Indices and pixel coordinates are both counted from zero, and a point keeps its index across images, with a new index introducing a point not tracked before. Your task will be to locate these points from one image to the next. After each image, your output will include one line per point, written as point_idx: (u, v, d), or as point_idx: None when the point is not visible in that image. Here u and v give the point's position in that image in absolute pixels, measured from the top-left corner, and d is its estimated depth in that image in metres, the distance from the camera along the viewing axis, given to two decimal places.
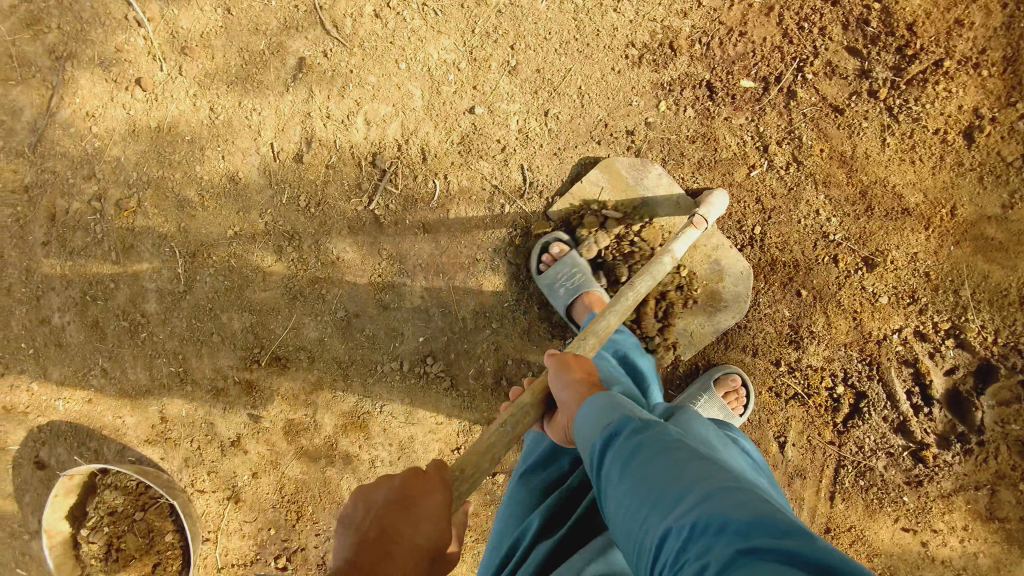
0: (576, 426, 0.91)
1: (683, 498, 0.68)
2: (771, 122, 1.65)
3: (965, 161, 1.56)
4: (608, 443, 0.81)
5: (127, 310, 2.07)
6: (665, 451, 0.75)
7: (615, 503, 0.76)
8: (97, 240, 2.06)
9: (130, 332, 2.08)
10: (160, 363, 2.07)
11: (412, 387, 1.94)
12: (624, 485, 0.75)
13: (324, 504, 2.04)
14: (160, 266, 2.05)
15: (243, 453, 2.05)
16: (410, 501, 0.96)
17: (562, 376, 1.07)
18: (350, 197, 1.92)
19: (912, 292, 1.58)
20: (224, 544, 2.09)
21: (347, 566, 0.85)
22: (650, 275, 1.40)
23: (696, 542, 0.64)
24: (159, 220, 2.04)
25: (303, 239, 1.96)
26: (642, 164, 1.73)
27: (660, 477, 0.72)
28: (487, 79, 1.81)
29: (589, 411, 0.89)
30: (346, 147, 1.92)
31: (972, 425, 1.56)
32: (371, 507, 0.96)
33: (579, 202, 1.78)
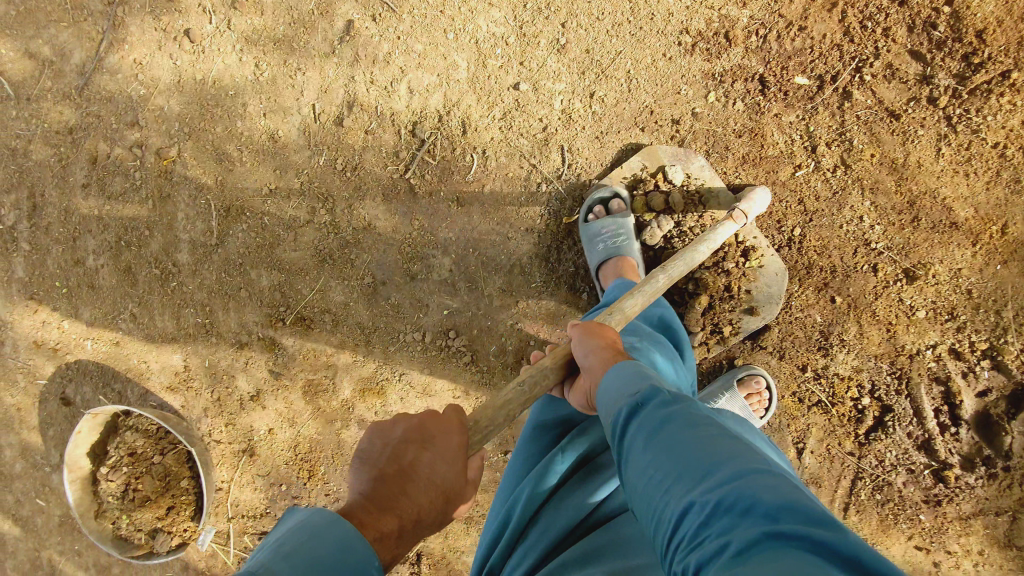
0: (601, 394, 0.90)
1: (709, 474, 0.67)
2: (822, 123, 1.61)
3: (1022, 178, 1.49)
4: (634, 412, 0.80)
5: (159, 258, 2.11)
6: (694, 426, 0.74)
7: (635, 473, 0.76)
8: (137, 188, 2.10)
9: (160, 280, 2.11)
10: (188, 313, 2.11)
11: (432, 360, 1.94)
12: (647, 455, 0.74)
13: (336, 466, 2.05)
14: (195, 217, 2.08)
15: (262, 408, 2.08)
16: (427, 441, 0.97)
17: (587, 344, 1.08)
18: (387, 164, 1.92)
19: (951, 309, 1.54)
20: (237, 495, 2.13)
21: (363, 500, 0.88)
22: (684, 262, 1.38)
23: (720, 520, 0.63)
24: (197, 171, 2.06)
25: (337, 203, 1.97)
26: (685, 154, 1.69)
27: (688, 451, 0.71)
28: (535, 56, 1.78)
29: (617, 380, 0.89)
30: (387, 114, 1.91)
31: (1001, 451, 1.51)
32: (389, 444, 0.97)
33: (615, 187, 1.75)
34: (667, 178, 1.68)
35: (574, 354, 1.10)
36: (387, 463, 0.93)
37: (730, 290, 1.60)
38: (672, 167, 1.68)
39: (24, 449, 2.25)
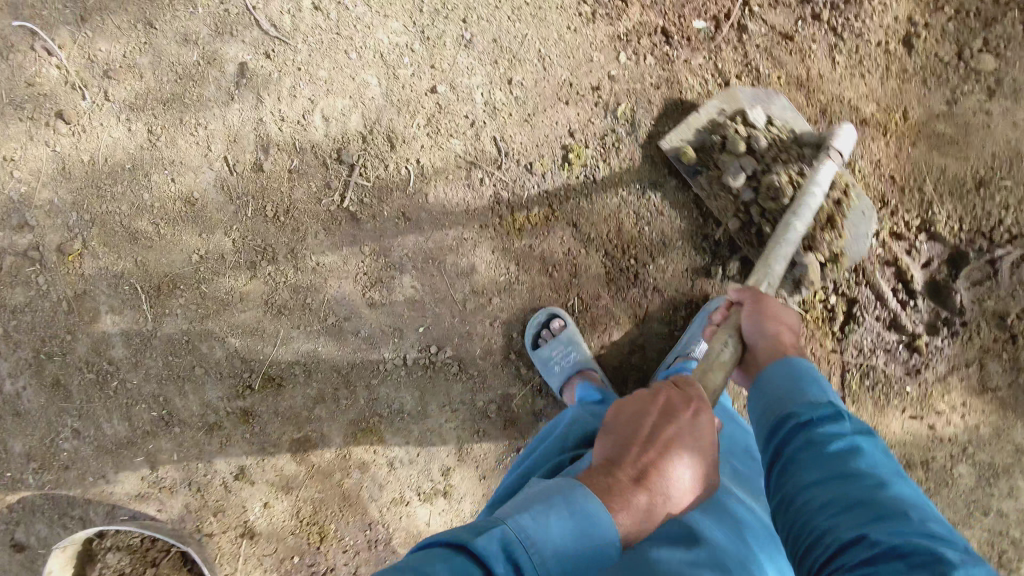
0: (765, 393, 1.06)
1: (885, 517, 0.80)
2: (728, 58, 1.72)
3: (908, 67, 1.67)
4: (806, 427, 0.96)
5: (92, 361, 1.93)
6: (864, 471, 0.87)
7: (792, 483, 0.90)
8: (46, 292, 1.92)
9: (102, 383, 1.94)
10: (140, 410, 1.95)
11: (421, 381, 1.89)
12: (811, 475, 0.89)
13: (346, 519, 1.95)
14: (121, 306, 1.93)
15: (250, 484, 1.95)
16: (671, 415, 1.02)
17: (768, 320, 1.22)
18: (320, 198, 1.86)
19: (883, 196, 1.67)
20: None
21: (614, 467, 0.97)
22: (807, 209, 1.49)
23: (890, 557, 0.75)
24: (111, 258, 1.91)
25: (278, 251, 1.88)
26: (768, 94, 1.68)
27: (860, 491, 0.84)
28: (444, 56, 1.79)
29: (787, 384, 1.05)
30: (307, 148, 1.85)
31: (954, 308, 1.68)
32: (637, 416, 1.03)
33: (691, 133, 1.70)
34: (750, 120, 1.65)
35: (744, 327, 1.25)
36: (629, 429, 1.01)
37: (833, 221, 1.59)
38: (754, 110, 1.66)
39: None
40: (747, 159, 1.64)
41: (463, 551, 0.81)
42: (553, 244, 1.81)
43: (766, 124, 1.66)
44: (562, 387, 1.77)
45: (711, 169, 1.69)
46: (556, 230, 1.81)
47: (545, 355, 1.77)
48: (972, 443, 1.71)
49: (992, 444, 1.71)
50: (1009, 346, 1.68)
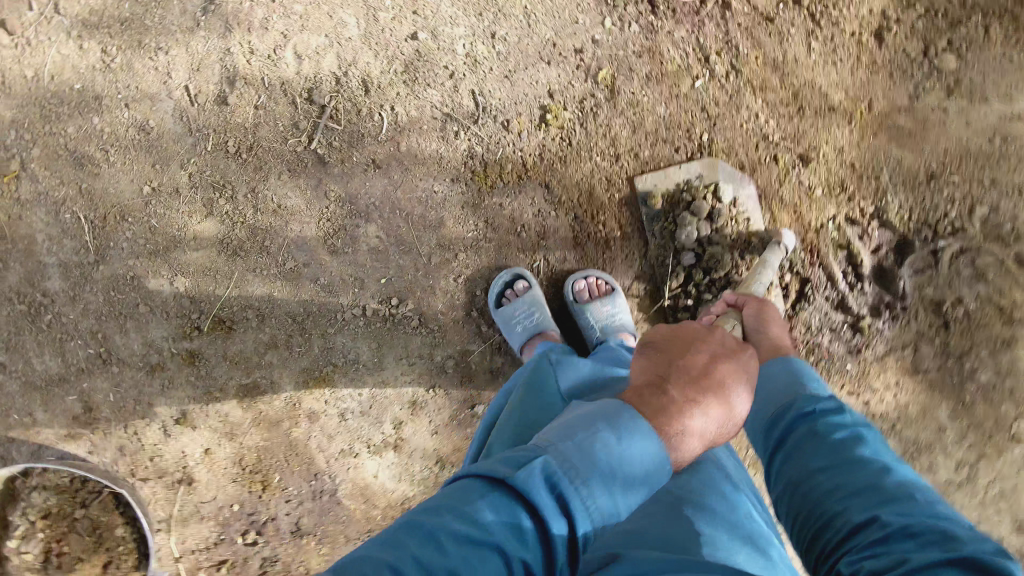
0: (769, 388, 1.18)
1: (894, 501, 0.87)
2: (710, 34, 1.76)
3: (878, 60, 1.75)
4: (808, 419, 1.07)
5: (24, 291, 1.82)
6: (868, 458, 0.96)
7: (801, 471, 0.99)
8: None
9: (33, 317, 1.82)
10: (75, 346, 1.84)
11: (378, 334, 1.86)
12: (817, 463, 0.98)
13: (292, 470, 1.91)
14: (60, 236, 1.81)
15: (192, 429, 1.88)
16: (717, 353, 1.09)
17: (771, 322, 1.34)
18: (287, 137, 1.79)
19: (842, 182, 1.77)
20: (180, 531, 1.91)
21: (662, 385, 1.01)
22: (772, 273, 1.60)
23: (901, 535, 0.81)
24: (52, 182, 1.79)
25: (237, 189, 1.81)
26: (740, 177, 1.77)
27: (866, 477, 0.92)
28: (428, 4, 1.76)
29: (785, 378, 1.18)
30: (276, 84, 1.78)
31: (896, 293, 1.77)
32: (684, 347, 1.08)
33: (667, 184, 1.79)
34: (719, 195, 1.76)
35: (746, 322, 1.37)
36: (678, 353, 1.07)
37: None
38: (725, 185, 1.76)
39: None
40: (704, 225, 1.76)
41: (501, 486, 0.85)
42: (524, 204, 1.81)
43: (729, 201, 1.77)
44: (523, 346, 1.80)
45: (668, 221, 1.79)
46: (528, 189, 1.81)
47: (507, 315, 1.78)
48: (901, 421, 1.81)
49: (918, 422, 1.81)
50: (941, 332, 1.77)
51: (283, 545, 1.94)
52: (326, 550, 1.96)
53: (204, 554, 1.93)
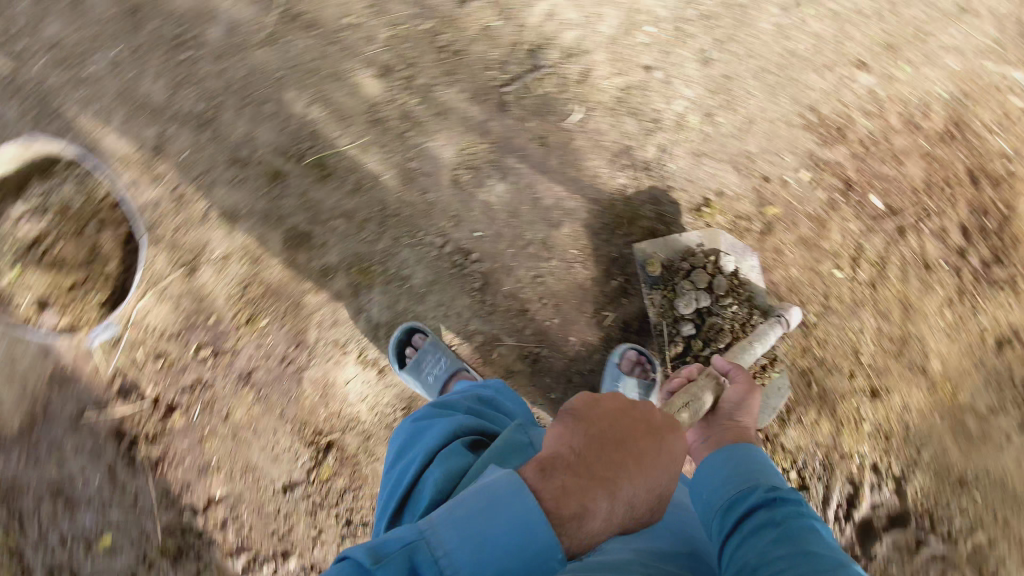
0: (732, 470, 1.35)
1: None
2: (873, 242, 1.79)
3: (987, 364, 1.77)
4: (766, 507, 1.21)
5: (186, 23, 1.84)
6: (817, 547, 1.07)
7: (754, 554, 1.10)
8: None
9: (176, 49, 1.85)
10: (188, 95, 1.86)
11: (439, 270, 1.92)
12: (774, 546, 1.09)
13: (281, 324, 1.96)
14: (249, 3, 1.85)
15: (229, 231, 1.91)
16: (649, 433, 1.10)
17: (744, 406, 1.53)
18: (490, 68, 1.85)
19: (888, 434, 1.82)
20: (149, 304, 1.93)
21: (574, 461, 1.03)
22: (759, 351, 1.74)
23: None
24: None
25: (419, 76, 1.86)
26: (743, 249, 1.84)
27: (817, 563, 1.03)
28: (677, 53, 1.80)
29: (750, 466, 1.35)
30: (514, 21, 1.83)
31: (867, 551, 1.82)
32: (609, 423, 1.09)
33: (669, 245, 1.86)
34: (719, 264, 1.83)
35: (726, 395, 1.55)
36: (602, 428, 1.08)
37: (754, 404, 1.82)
38: (727, 256, 1.83)
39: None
40: (703, 295, 1.84)
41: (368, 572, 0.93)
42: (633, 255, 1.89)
43: (731, 272, 1.84)
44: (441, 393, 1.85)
45: (666, 288, 1.86)
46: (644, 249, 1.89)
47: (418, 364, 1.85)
48: None
49: None
50: None
51: (224, 379, 1.97)
52: (255, 412, 1.98)
53: (155, 339, 1.95)
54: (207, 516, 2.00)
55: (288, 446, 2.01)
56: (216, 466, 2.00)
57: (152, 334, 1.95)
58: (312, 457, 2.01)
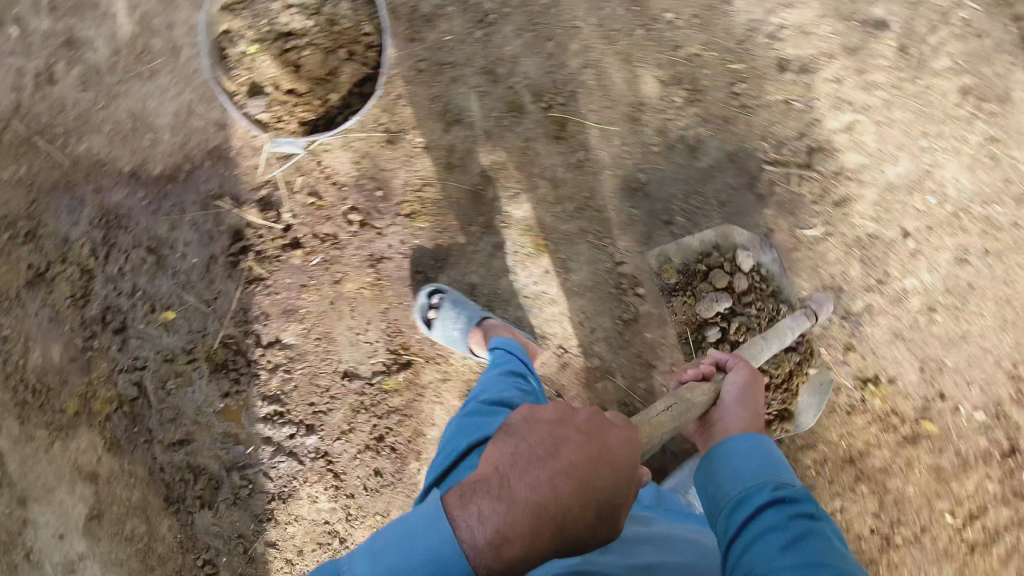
0: (733, 459, 1.25)
1: None
2: (1000, 512, 1.72)
3: None
4: (770, 508, 1.13)
5: None
6: (827, 566, 1.00)
7: (762, 564, 1.04)
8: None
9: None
10: None
11: (608, 287, 1.87)
12: (784, 557, 1.03)
13: (433, 233, 1.94)
14: None
15: (442, 129, 1.90)
16: (578, 437, 1.02)
17: (748, 400, 1.43)
18: (765, 139, 1.78)
19: None
20: (334, 145, 1.94)
21: (496, 489, 0.98)
22: (778, 339, 1.65)
23: None
24: None
25: (696, 105, 1.80)
26: (761, 244, 1.80)
27: None
28: (940, 235, 1.71)
29: (758, 456, 1.24)
30: (814, 112, 1.76)
31: None
32: (537, 439, 1.02)
33: (688, 248, 1.84)
34: (736, 263, 1.80)
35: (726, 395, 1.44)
36: (531, 441, 1.02)
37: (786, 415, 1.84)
38: (744, 254, 1.79)
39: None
40: (722, 296, 1.80)
41: None
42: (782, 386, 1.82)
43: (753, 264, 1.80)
44: (468, 345, 1.83)
45: (686, 294, 1.83)
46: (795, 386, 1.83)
47: (441, 328, 1.85)
48: None
49: None
50: None
51: (353, 249, 1.97)
52: (362, 293, 1.97)
53: (320, 177, 1.96)
54: (267, 352, 2.02)
55: (372, 340, 1.99)
56: (302, 317, 2.00)
57: (320, 172, 1.96)
58: (386, 363, 1.99)
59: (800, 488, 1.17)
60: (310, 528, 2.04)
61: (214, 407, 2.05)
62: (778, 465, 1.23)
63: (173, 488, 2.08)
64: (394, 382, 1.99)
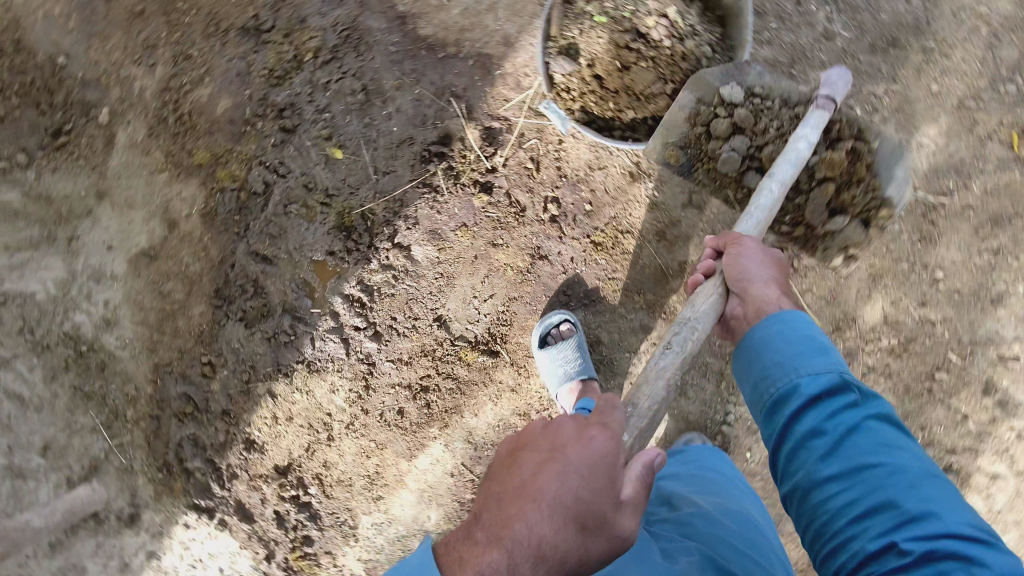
0: (760, 362, 1.18)
1: (904, 519, 0.94)
2: None
3: None
4: (806, 407, 1.08)
5: (886, 105, 1.79)
6: (866, 459, 1.00)
7: (809, 476, 1.03)
8: (979, 87, 1.77)
9: (856, 101, 1.79)
10: None
11: (698, 429, 1.97)
12: (829, 466, 1.02)
13: (603, 273, 1.94)
14: (923, 165, 1.79)
15: (684, 201, 1.86)
16: (542, 457, 1.09)
17: (754, 265, 1.37)
18: (922, 426, 1.82)
19: None
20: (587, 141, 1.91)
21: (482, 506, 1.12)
22: (790, 164, 1.48)
23: (919, 557, 0.90)
24: (979, 181, 1.77)
25: (896, 356, 1.83)
26: (734, 69, 1.59)
27: (877, 483, 0.98)
28: None
29: (793, 339, 1.17)
30: (980, 437, 1.80)
31: None
32: (511, 468, 1.11)
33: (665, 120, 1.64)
34: (727, 99, 1.60)
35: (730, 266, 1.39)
36: (503, 462, 1.15)
37: (857, 177, 1.63)
38: (727, 87, 1.59)
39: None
40: (738, 138, 1.63)
41: None
42: None
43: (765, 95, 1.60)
44: (569, 385, 1.86)
45: (704, 159, 1.67)
46: None
47: (553, 355, 1.87)
48: None
49: None
50: None
51: (530, 231, 1.95)
52: (506, 269, 1.97)
53: (550, 154, 1.93)
54: (392, 250, 2.00)
55: (482, 314, 1.99)
56: (444, 247, 1.98)
57: (553, 150, 1.93)
58: (478, 339, 1.99)
59: (835, 369, 1.09)
60: (313, 406, 2.07)
61: (313, 254, 2.03)
62: (813, 347, 1.14)
63: (228, 286, 2.06)
64: (473, 357, 1.99)
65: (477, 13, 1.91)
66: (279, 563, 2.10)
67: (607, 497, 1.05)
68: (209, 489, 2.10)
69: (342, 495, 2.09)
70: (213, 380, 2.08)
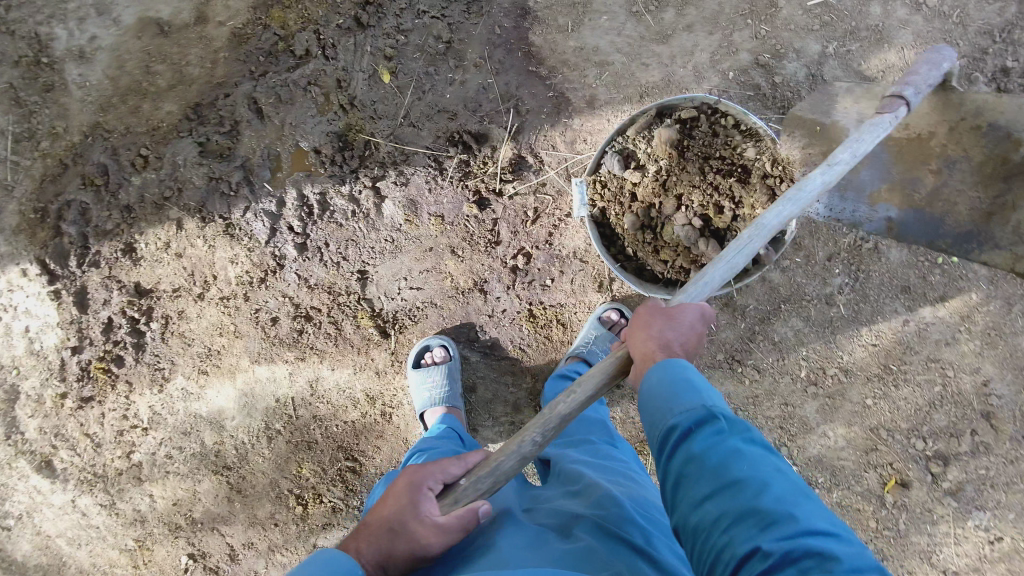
0: (644, 415, 1.12)
1: (772, 526, 0.89)
2: None
3: None
4: (684, 441, 1.04)
5: (820, 385, 1.94)
6: (737, 475, 0.96)
7: (693, 500, 0.98)
8: (899, 426, 1.91)
9: (804, 364, 1.94)
10: (756, 358, 1.96)
11: None
12: (700, 489, 0.98)
13: (519, 340, 1.99)
14: (811, 447, 1.96)
15: None
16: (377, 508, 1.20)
17: (651, 322, 1.25)
18: None
19: None
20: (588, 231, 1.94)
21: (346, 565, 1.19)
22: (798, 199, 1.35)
23: (787, 562, 0.85)
24: (839, 489, 1.95)
25: None
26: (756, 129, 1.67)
27: (745, 501, 0.93)
28: None
29: (675, 379, 1.11)
30: None
31: None
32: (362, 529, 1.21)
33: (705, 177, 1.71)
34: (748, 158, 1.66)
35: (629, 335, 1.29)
36: None
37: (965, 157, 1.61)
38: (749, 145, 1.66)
39: (825, 43, 1.88)
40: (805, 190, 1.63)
41: None
42: None
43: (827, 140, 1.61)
44: (421, 409, 1.93)
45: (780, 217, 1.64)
46: None
47: (420, 375, 1.92)
48: None
49: None
50: None
51: (489, 263, 1.97)
52: (447, 277, 1.99)
53: (552, 218, 1.95)
54: (367, 188, 1.98)
55: (401, 297, 2.01)
56: (413, 220, 1.98)
57: (557, 217, 1.95)
58: (382, 315, 2.01)
59: (704, 404, 1.05)
60: (206, 260, 2.02)
61: (301, 141, 1.97)
62: (685, 385, 1.09)
63: (210, 109, 1.97)
64: (366, 324, 2.00)
65: (585, 59, 1.93)
66: (79, 361, 2.04)
67: (410, 510, 1.13)
68: (64, 258, 2.01)
69: (174, 347, 2.05)
70: (136, 174, 1.98)
